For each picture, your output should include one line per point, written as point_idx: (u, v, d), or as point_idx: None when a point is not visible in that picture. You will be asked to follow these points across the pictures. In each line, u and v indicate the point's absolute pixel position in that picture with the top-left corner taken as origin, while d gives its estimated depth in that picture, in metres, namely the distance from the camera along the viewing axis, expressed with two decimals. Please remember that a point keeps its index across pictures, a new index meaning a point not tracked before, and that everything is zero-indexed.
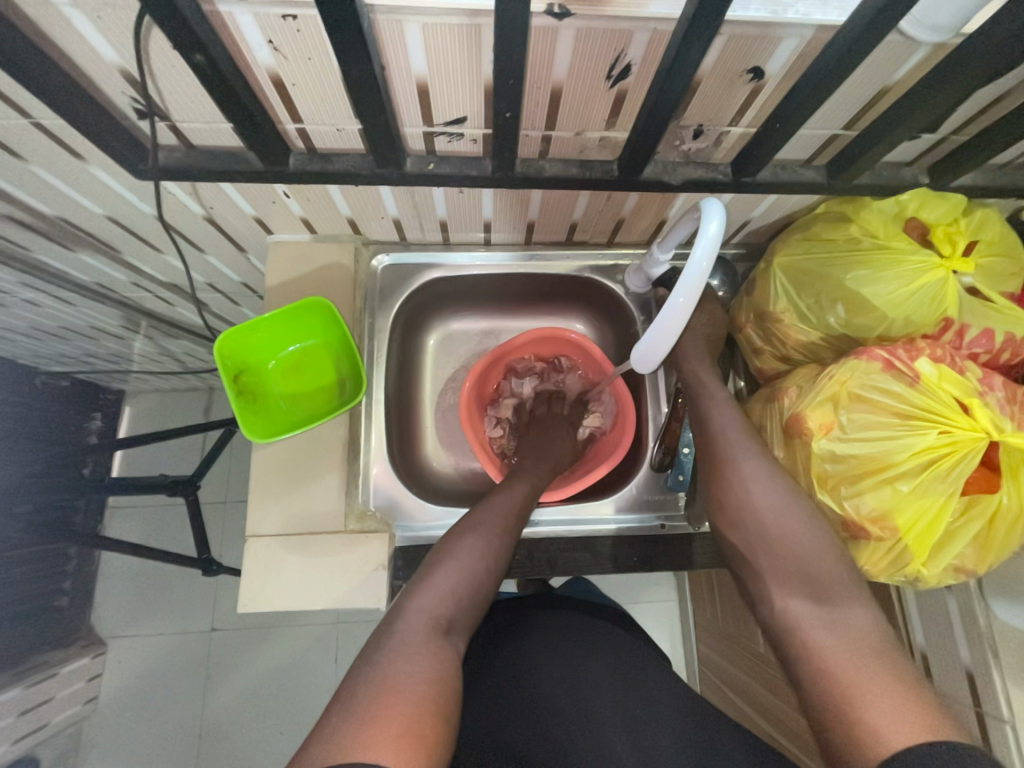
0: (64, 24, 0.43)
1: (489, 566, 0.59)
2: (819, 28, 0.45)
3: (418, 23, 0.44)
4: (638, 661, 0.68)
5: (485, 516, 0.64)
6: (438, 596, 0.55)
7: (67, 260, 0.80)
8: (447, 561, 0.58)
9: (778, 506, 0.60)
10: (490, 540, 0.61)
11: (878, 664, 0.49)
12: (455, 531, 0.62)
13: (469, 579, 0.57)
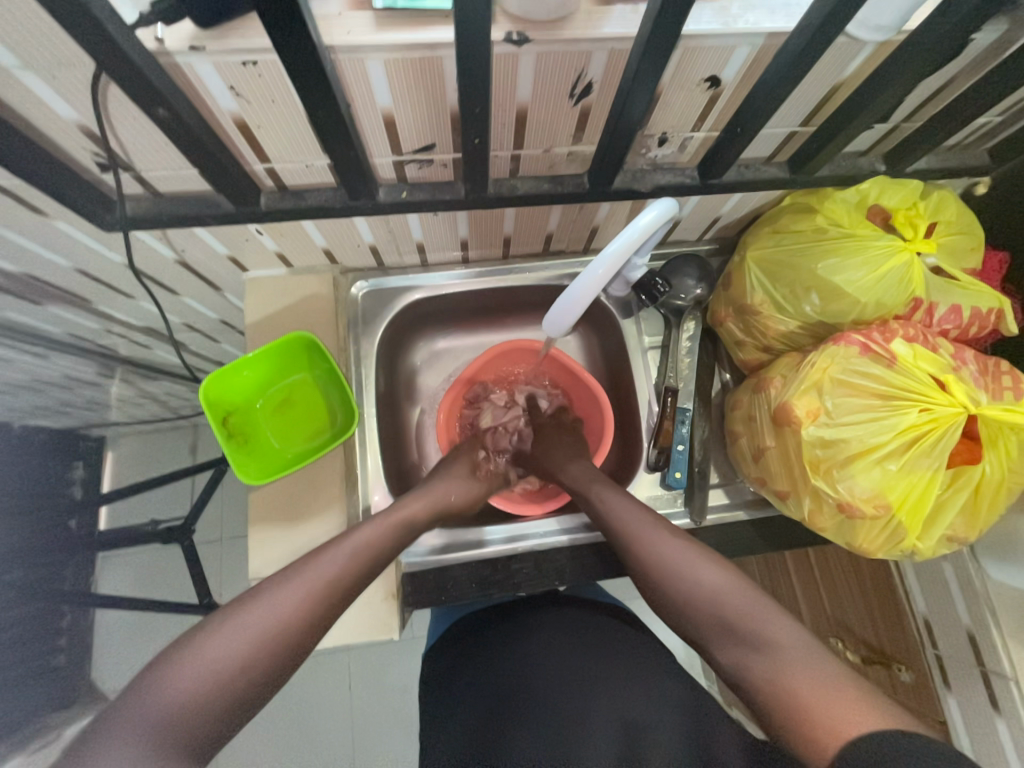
0: (17, 87, 0.42)
1: (261, 661, 0.46)
2: (769, 35, 0.46)
3: (379, 59, 0.44)
4: (614, 646, 0.70)
5: (284, 590, 0.51)
6: (158, 727, 0.40)
7: (36, 315, 0.78)
8: (195, 658, 0.44)
9: (672, 554, 0.59)
10: (269, 634, 0.47)
11: (808, 680, 0.45)
12: (238, 603, 0.49)
13: (221, 691, 0.43)
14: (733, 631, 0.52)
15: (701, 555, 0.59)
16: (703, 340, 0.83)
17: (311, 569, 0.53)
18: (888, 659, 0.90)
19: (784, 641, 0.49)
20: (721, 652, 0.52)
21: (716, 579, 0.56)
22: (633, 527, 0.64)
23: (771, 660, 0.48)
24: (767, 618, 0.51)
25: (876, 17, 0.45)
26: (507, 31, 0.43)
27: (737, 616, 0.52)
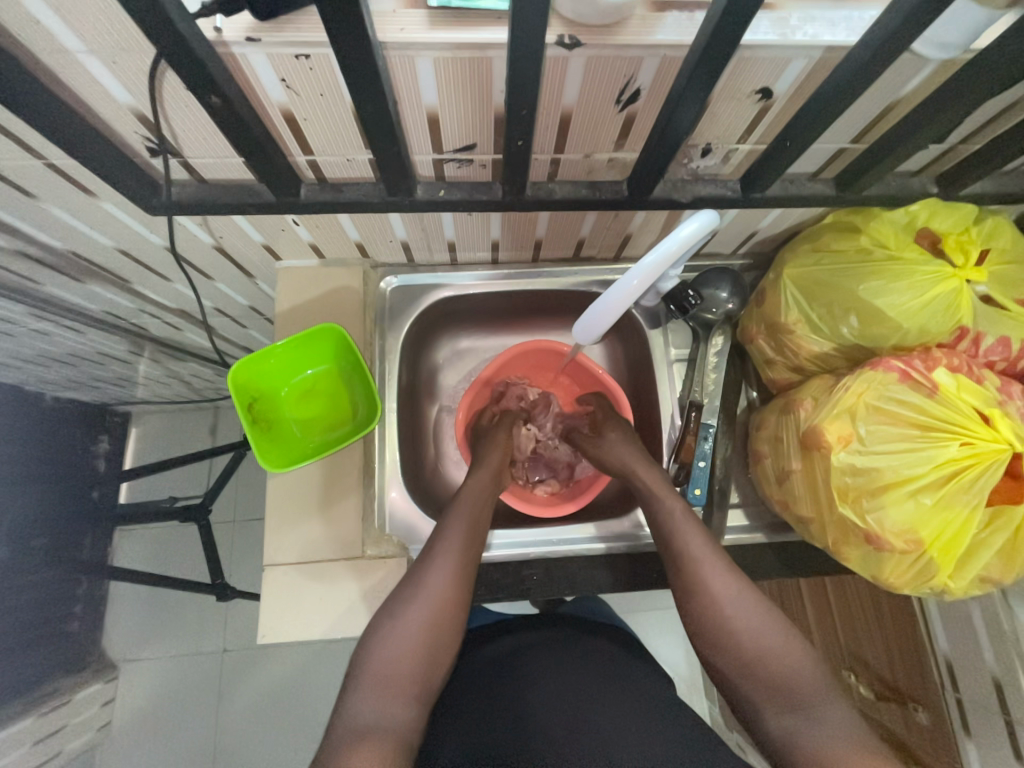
0: (79, 69, 0.43)
1: (436, 629, 0.57)
2: (828, 49, 0.45)
3: (429, 58, 0.44)
4: (625, 676, 0.66)
5: (433, 570, 0.61)
6: (381, 677, 0.53)
7: (76, 291, 0.80)
8: (387, 631, 0.57)
9: (736, 601, 0.59)
10: (436, 603, 0.59)
11: (858, 762, 0.46)
12: (402, 584, 0.61)
13: (409, 654, 0.55)
14: (791, 695, 0.53)
15: (767, 609, 0.59)
16: (731, 356, 0.81)
17: (449, 542, 0.64)
18: (904, 697, 0.87)
19: (835, 719, 0.50)
20: (769, 712, 0.53)
21: (777, 638, 0.56)
22: (700, 564, 0.62)
23: (818, 729, 0.50)
24: (819, 687, 0.53)
25: (942, 34, 0.44)
26: (560, 34, 0.42)
27: (797, 679, 0.53)
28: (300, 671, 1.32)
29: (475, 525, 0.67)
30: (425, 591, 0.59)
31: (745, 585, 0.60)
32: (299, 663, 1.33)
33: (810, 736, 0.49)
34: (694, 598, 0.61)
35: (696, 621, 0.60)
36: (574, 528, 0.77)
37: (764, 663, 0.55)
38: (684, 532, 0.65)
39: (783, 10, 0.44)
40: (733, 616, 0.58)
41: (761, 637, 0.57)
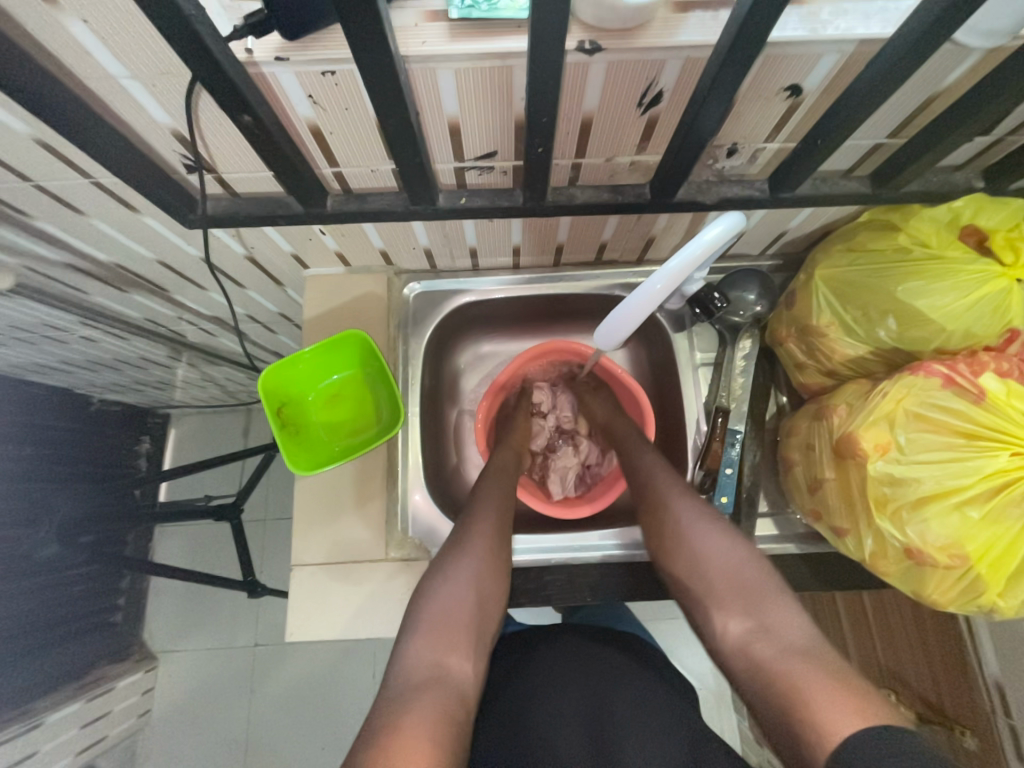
0: (122, 93, 0.46)
1: (486, 580, 0.62)
2: (861, 42, 0.43)
3: (451, 69, 0.44)
4: (632, 689, 0.65)
5: (477, 532, 0.65)
6: (436, 622, 0.57)
7: (120, 300, 0.85)
8: (438, 583, 0.60)
9: (696, 525, 0.64)
10: (484, 560, 0.63)
11: (801, 660, 0.50)
12: (449, 543, 0.64)
13: (461, 606, 0.58)
14: (744, 603, 0.57)
15: (728, 532, 0.63)
16: (760, 360, 0.79)
17: (488, 507, 0.68)
18: (949, 721, 0.82)
19: (787, 626, 0.54)
20: (723, 617, 0.58)
21: (732, 551, 0.61)
22: (671, 496, 0.68)
23: (771, 636, 0.53)
24: (772, 595, 0.57)
25: (987, 22, 0.41)
26: (580, 39, 0.42)
27: (751, 585, 0.58)
28: (327, 668, 1.35)
29: (507, 493, 0.71)
30: (470, 548, 0.63)
31: (716, 521, 0.64)
32: (326, 660, 1.36)
33: (762, 640, 0.54)
34: (662, 526, 0.67)
35: (669, 553, 0.65)
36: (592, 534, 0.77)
37: (732, 588, 0.58)
38: (658, 475, 0.71)
39: (813, 4, 0.42)
40: (701, 546, 0.62)
41: (723, 557, 0.61)
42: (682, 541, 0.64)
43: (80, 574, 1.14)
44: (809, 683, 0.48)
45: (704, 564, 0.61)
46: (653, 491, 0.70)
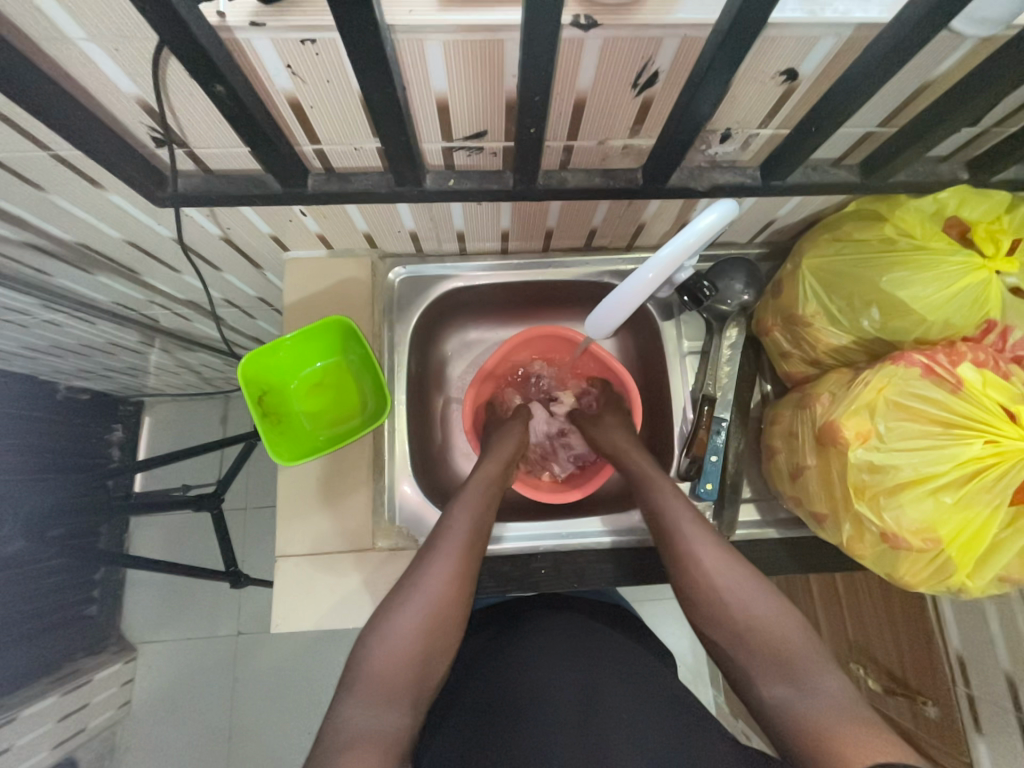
0: (81, 58, 0.42)
1: (435, 629, 0.57)
2: (859, 27, 0.42)
3: (439, 40, 0.42)
4: (618, 658, 0.67)
5: (433, 575, 0.60)
6: (378, 678, 0.53)
7: (85, 283, 0.80)
8: (383, 633, 0.56)
9: (727, 579, 0.59)
10: (437, 604, 0.58)
11: (841, 729, 0.47)
12: (400, 588, 0.60)
13: (404, 658, 0.54)
14: (782, 665, 0.53)
15: (764, 585, 0.59)
16: (745, 349, 0.80)
17: (446, 546, 0.63)
18: (914, 692, 0.87)
19: (828, 688, 0.50)
20: (761, 680, 0.53)
21: (768, 607, 0.57)
22: (692, 542, 0.63)
23: (812, 701, 0.50)
24: (812, 658, 0.53)
25: (983, 9, 0.41)
26: (575, 14, 0.40)
27: (787, 647, 0.54)
28: (312, 655, 1.35)
29: (478, 529, 0.66)
30: (421, 593, 0.59)
31: (748, 572, 0.60)
32: (311, 647, 1.36)
33: (802, 705, 0.50)
34: (686, 577, 0.62)
35: (695, 602, 0.60)
36: (588, 521, 0.77)
37: (769, 648, 0.54)
38: (677, 515, 0.66)
39: None
40: (735, 602, 0.58)
41: (756, 612, 0.57)
42: (711, 594, 0.59)
43: (51, 567, 1.11)
44: (846, 738, 0.46)
45: (739, 622, 0.57)
46: (677, 536, 0.64)
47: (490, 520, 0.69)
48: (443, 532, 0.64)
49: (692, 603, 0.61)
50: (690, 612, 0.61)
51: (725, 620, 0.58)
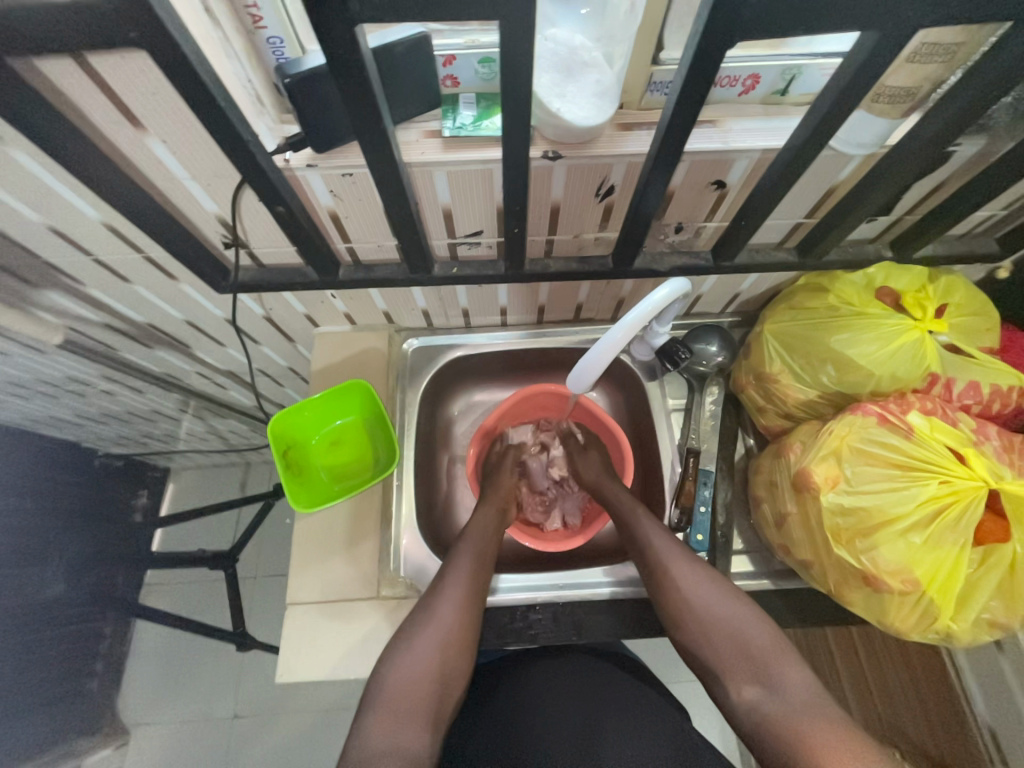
0: (181, 189, 0.57)
1: (448, 654, 0.64)
2: (763, 151, 0.56)
3: (444, 171, 0.57)
4: (619, 699, 0.70)
5: (443, 600, 0.67)
6: (395, 700, 0.59)
7: (144, 355, 0.94)
8: (402, 654, 0.63)
9: (701, 591, 0.67)
10: (445, 632, 0.65)
11: (803, 723, 0.55)
12: (411, 617, 0.67)
13: (420, 679, 0.61)
14: (750, 665, 0.62)
15: (732, 600, 0.66)
16: (726, 406, 0.87)
17: (456, 577, 0.70)
18: None
19: (793, 683, 0.59)
20: (732, 682, 0.62)
21: (736, 614, 0.65)
22: (669, 561, 0.70)
23: (777, 697, 0.58)
24: (773, 660, 0.61)
25: (856, 136, 0.54)
26: (545, 150, 0.54)
27: (755, 650, 0.62)
28: (308, 739, 1.29)
29: (482, 560, 0.73)
30: (437, 621, 0.65)
31: (721, 588, 0.67)
32: (309, 730, 1.30)
33: (769, 703, 0.58)
34: (662, 591, 0.69)
35: (672, 612, 0.67)
36: (588, 572, 0.79)
37: (743, 655, 0.62)
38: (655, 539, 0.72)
39: (723, 125, 0.56)
40: (715, 616, 0.65)
41: (729, 625, 0.65)
42: (691, 612, 0.66)
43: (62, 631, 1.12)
44: (821, 739, 0.53)
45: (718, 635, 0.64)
46: (654, 558, 0.71)
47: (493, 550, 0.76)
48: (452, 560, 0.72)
49: (671, 619, 0.67)
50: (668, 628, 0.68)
51: (706, 632, 0.65)
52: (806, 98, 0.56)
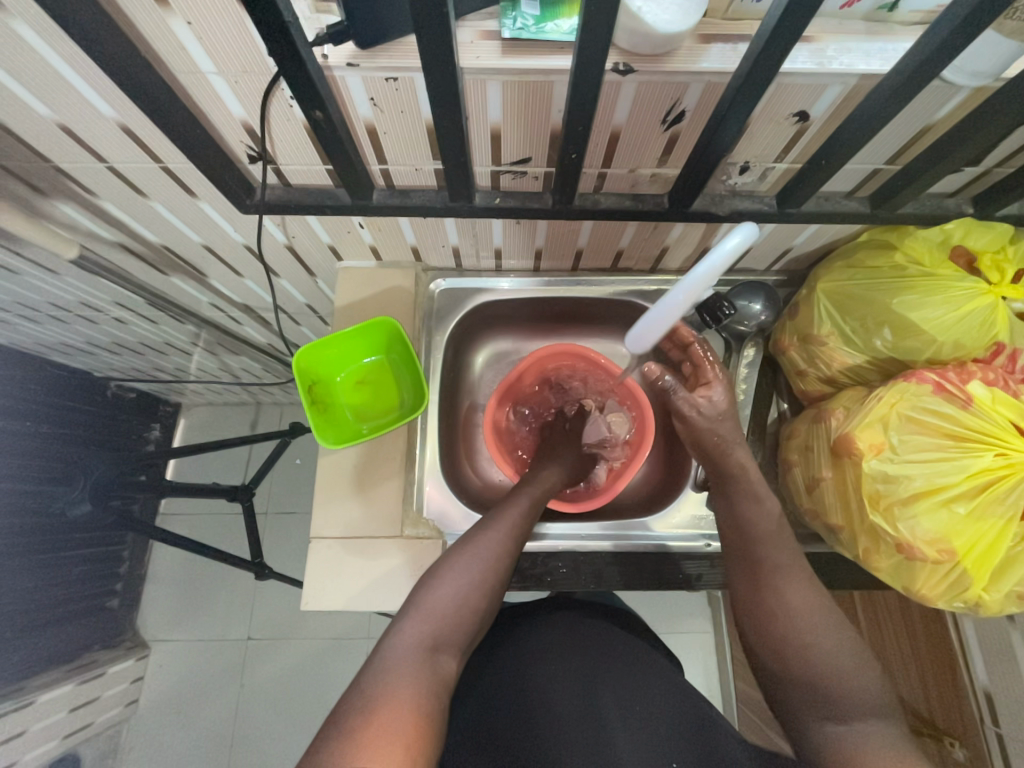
0: (206, 87, 0.52)
1: (486, 588, 0.59)
2: (862, 77, 0.49)
3: (499, 81, 0.50)
4: (623, 654, 0.71)
5: (487, 535, 0.63)
6: (430, 626, 0.54)
7: (159, 281, 0.90)
8: (444, 578, 0.58)
9: (803, 605, 0.58)
10: (487, 566, 0.60)
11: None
12: (459, 543, 0.62)
13: (459, 607, 0.56)
14: (835, 704, 0.53)
15: (839, 631, 0.57)
16: (762, 368, 0.84)
17: (502, 521, 0.65)
18: (940, 732, 0.84)
19: (878, 731, 0.51)
20: (811, 711, 0.54)
21: (836, 641, 0.56)
22: (777, 566, 0.61)
23: (860, 739, 0.51)
24: (871, 709, 0.53)
25: (972, 64, 0.47)
26: (616, 61, 0.48)
27: (850, 693, 0.53)
28: (318, 662, 1.36)
29: (533, 507, 0.69)
30: (482, 553, 0.61)
31: (827, 608, 0.58)
32: (319, 653, 1.37)
33: (850, 743, 0.51)
34: (760, 588, 0.61)
35: (761, 611, 0.60)
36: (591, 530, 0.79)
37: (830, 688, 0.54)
38: (771, 533, 0.62)
39: (821, 42, 0.48)
40: (810, 635, 0.56)
41: (829, 654, 0.56)
42: (784, 621, 0.58)
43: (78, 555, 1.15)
44: None
45: (807, 656, 0.56)
46: (757, 545, 0.62)
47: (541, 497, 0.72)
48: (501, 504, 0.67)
49: (759, 617, 0.60)
50: (745, 620, 0.61)
51: (791, 646, 0.57)
52: (916, 17, 0.48)
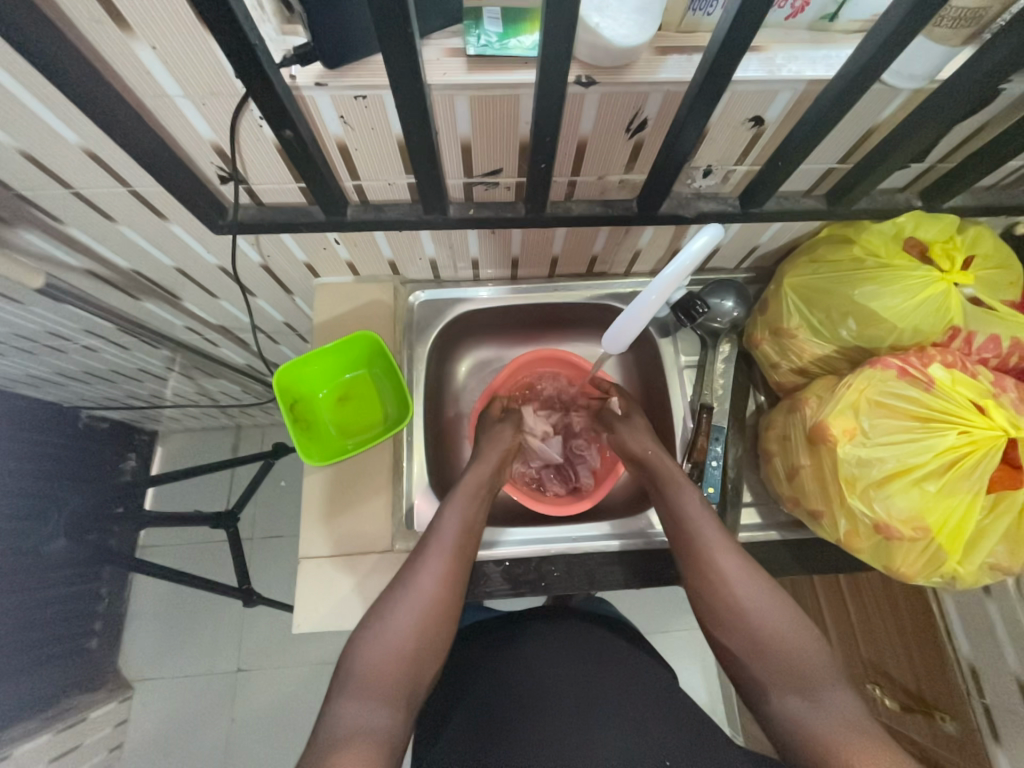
0: (173, 110, 0.52)
1: (423, 628, 0.61)
2: (809, 82, 0.52)
3: (467, 96, 0.52)
4: (619, 662, 0.71)
5: (426, 570, 0.65)
6: (368, 687, 0.56)
7: (130, 306, 0.88)
8: (376, 632, 0.60)
9: (745, 588, 0.64)
10: (421, 606, 0.62)
11: (850, 742, 0.52)
12: (391, 586, 0.64)
13: (397, 654, 0.59)
14: (793, 678, 0.58)
15: (783, 605, 0.63)
16: (738, 362, 0.86)
17: (435, 552, 0.66)
18: (931, 708, 0.86)
19: (836, 702, 0.55)
20: (775, 694, 0.58)
21: (782, 618, 0.62)
22: (712, 550, 0.67)
23: (818, 712, 0.55)
24: (826, 676, 0.58)
25: (908, 67, 0.51)
26: (578, 74, 0.50)
27: (802, 667, 0.59)
28: (312, 689, 1.33)
29: (469, 531, 0.70)
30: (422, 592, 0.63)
31: (768, 589, 0.64)
32: (312, 679, 1.33)
33: (812, 717, 0.55)
34: (706, 582, 0.66)
35: (707, 603, 0.66)
36: (594, 527, 0.81)
37: (784, 666, 0.59)
38: (699, 525, 0.69)
39: (770, 51, 0.51)
40: (757, 617, 0.62)
41: (775, 633, 0.61)
42: (734, 609, 0.64)
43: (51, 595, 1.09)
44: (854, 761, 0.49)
45: (760, 640, 0.61)
46: (698, 542, 0.68)
47: (478, 516, 0.72)
48: (438, 526, 0.68)
49: (712, 614, 0.65)
50: (704, 620, 0.66)
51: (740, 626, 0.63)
52: (855, 26, 0.51)
